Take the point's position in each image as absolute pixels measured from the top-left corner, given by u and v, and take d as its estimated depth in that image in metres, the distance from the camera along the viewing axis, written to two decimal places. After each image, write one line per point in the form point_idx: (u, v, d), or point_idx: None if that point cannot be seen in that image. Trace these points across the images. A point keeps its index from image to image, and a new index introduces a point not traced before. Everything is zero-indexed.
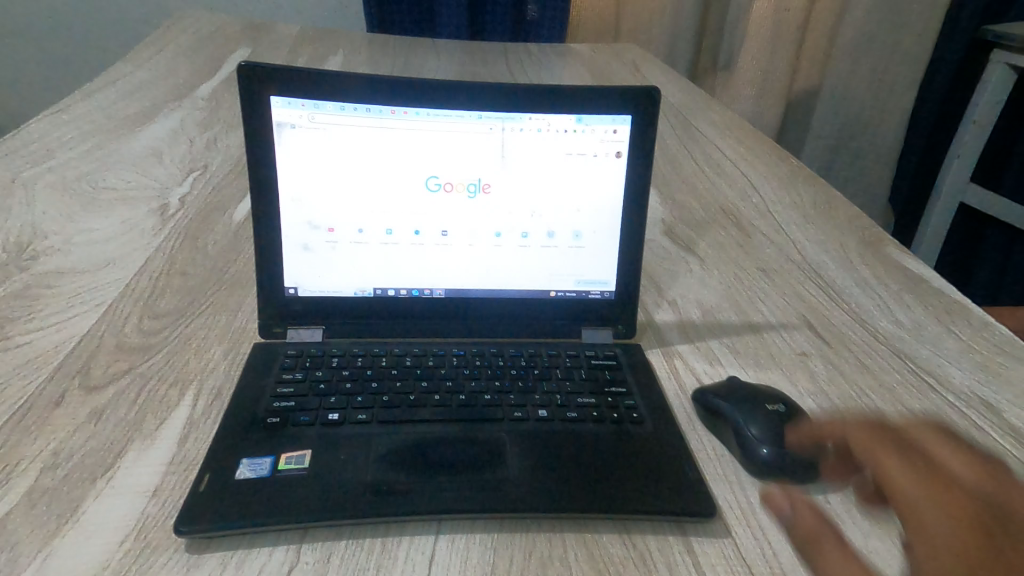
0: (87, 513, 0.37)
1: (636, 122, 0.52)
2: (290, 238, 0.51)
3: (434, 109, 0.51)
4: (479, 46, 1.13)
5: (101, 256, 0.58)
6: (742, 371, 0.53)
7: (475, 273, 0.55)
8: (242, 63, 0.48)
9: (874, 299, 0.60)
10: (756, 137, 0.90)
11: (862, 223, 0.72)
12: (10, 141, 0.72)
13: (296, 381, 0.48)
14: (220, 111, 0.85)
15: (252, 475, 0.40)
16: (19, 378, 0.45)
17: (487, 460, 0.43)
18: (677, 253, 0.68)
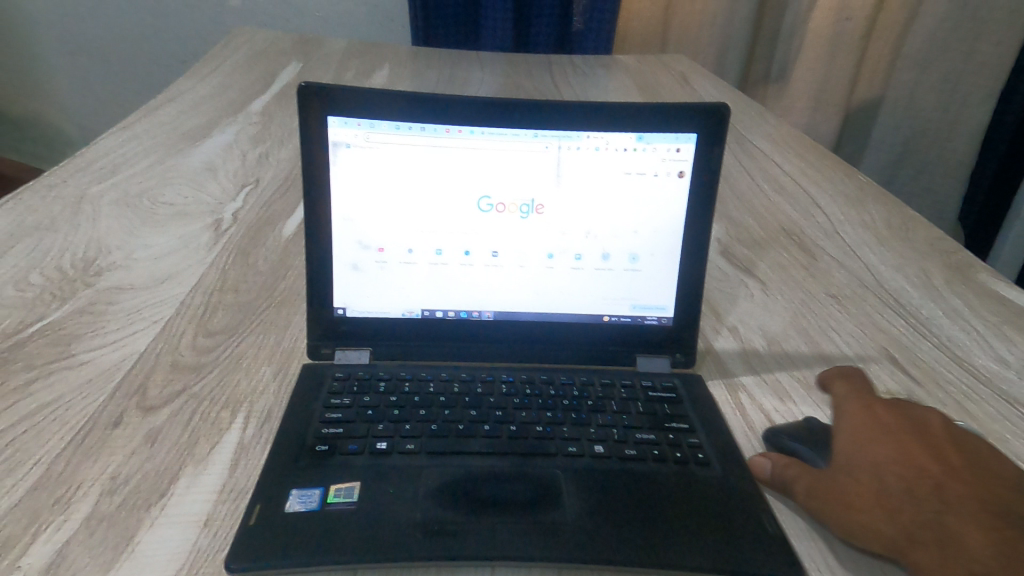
0: (142, 542, 0.37)
1: (702, 141, 0.49)
2: (340, 258, 0.50)
3: (490, 128, 0.49)
4: (525, 58, 1.12)
5: (158, 272, 0.59)
6: (817, 410, 0.49)
7: (526, 296, 0.52)
8: (301, 83, 0.47)
9: (967, 332, 0.55)
10: (818, 150, 0.85)
11: (946, 246, 0.66)
12: (78, 158, 0.74)
13: (344, 407, 0.47)
14: (271, 126, 0.87)
15: (301, 509, 0.39)
16: (80, 397, 0.46)
17: (541, 500, 0.41)
18: (739, 275, 0.64)
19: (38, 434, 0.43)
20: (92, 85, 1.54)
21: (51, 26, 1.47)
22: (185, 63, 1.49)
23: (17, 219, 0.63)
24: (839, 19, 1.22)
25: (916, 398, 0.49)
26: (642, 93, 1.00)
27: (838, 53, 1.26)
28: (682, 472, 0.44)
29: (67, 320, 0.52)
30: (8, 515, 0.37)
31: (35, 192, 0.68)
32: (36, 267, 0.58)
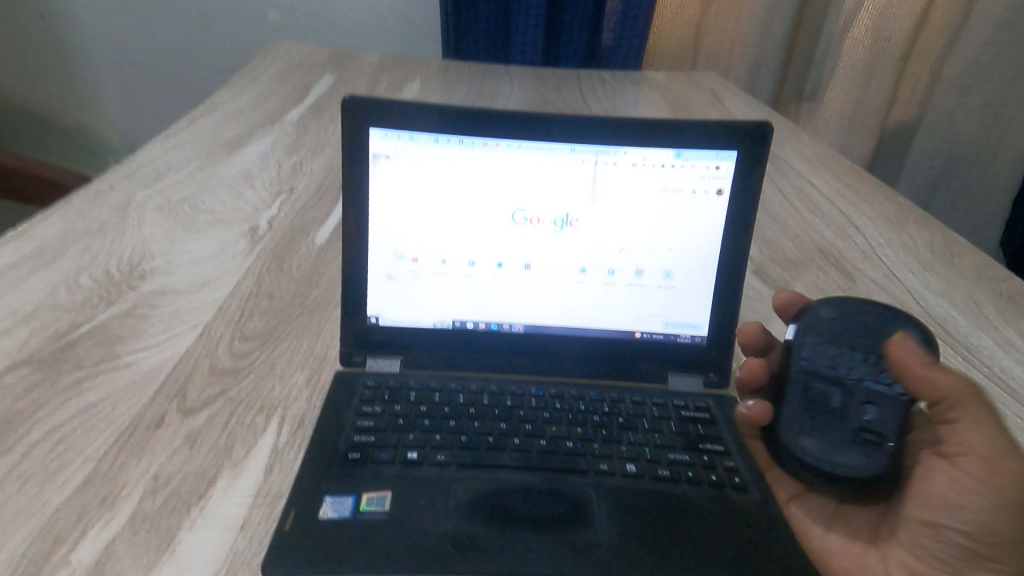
0: (182, 543, 0.37)
1: (743, 159, 0.48)
2: (375, 267, 0.51)
3: (527, 142, 0.50)
4: (554, 73, 1.13)
5: (199, 277, 0.61)
6: None
7: (558, 310, 0.52)
8: (345, 96, 0.48)
9: (1018, 364, 0.53)
10: (854, 170, 0.84)
11: (994, 273, 0.64)
12: (124, 166, 0.77)
13: (375, 415, 0.47)
14: (306, 136, 0.89)
15: (334, 516, 0.39)
16: (125, 397, 0.47)
17: (572, 519, 0.41)
18: (773, 294, 0.63)
19: (85, 433, 0.44)
20: (137, 94, 1.58)
21: (99, 38, 1.51)
22: (223, 74, 1.54)
23: (68, 224, 0.66)
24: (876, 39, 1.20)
25: None
26: (672, 109, 1.00)
27: (874, 72, 1.24)
28: (717, 495, 0.43)
29: (114, 322, 0.54)
30: (58, 511, 0.38)
31: (85, 198, 0.70)
32: (85, 270, 0.60)
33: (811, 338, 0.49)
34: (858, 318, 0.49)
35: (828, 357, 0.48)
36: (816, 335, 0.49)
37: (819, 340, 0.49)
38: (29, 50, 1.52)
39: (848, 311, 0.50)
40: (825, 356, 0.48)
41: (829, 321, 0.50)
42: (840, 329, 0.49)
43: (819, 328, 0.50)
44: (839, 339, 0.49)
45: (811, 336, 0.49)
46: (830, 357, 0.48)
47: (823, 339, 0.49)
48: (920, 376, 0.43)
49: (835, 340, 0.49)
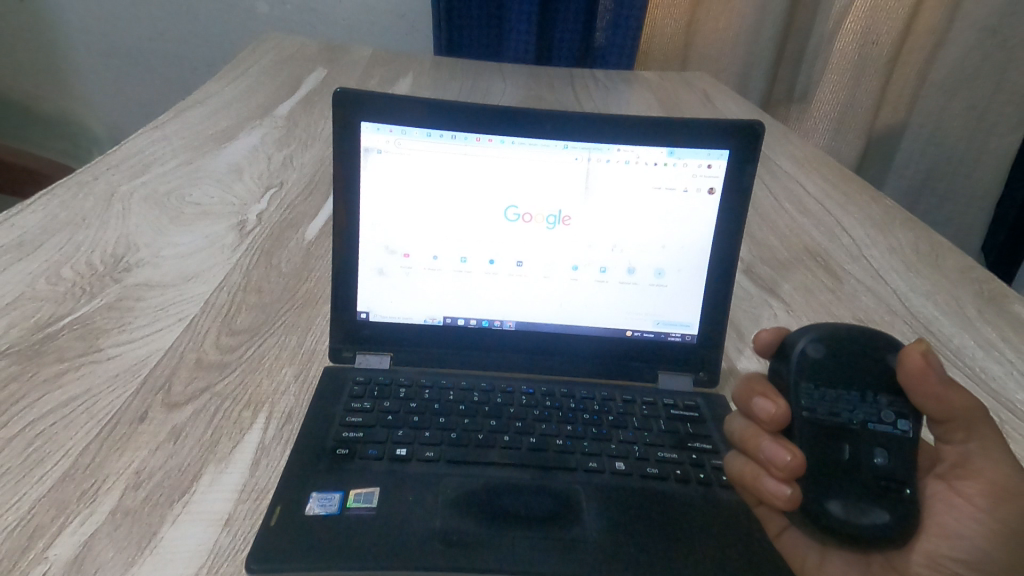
0: (165, 538, 0.37)
1: (734, 158, 0.49)
2: (366, 262, 0.50)
3: (520, 138, 0.49)
4: (547, 71, 1.12)
5: (186, 270, 0.60)
6: None
7: (549, 307, 0.52)
8: (336, 89, 0.48)
9: (1001, 365, 0.54)
10: (843, 173, 0.84)
11: (978, 275, 0.65)
12: (109, 157, 0.76)
13: (364, 411, 0.47)
14: (296, 130, 0.88)
15: (322, 511, 0.39)
16: (108, 391, 0.46)
17: (561, 516, 0.41)
18: (763, 294, 0.63)
19: (66, 427, 0.43)
20: (124, 86, 1.56)
21: (84, 28, 1.48)
22: (212, 66, 1.51)
23: (50, 215, 0.64)
24: (864, 44, 1.22)
25: None
26: (664, 110, 1.00)
27: (862, 77, 1.25)
28: (706, 494, 0.43)
29: (97, 315, 0.53)
30: (37, 506, 0.38)
31: (68, 189, 0.69)
32: (67, 262, 0.58)
33: (801, 385, 0.43)
34: (848, 355, 0.43)
35: (825, 403, 0.43)
36: (805, 382, 0.43)
37: (813, 383, 0.43)
38: (11, 38, 1.49)
39: (836, 346, 0.44)
40: (820, 402, 0.43)
41: (814, 361, 0.43)
42: (828, 371, 0.43)
43: (811, 370, 0.43)
44: (830, 382, 0.43)
45: (804, 380, 0.43)
46: (825, 402, 0.43)
47: (819, 383, 0.43)
48: (937, 399, 0.41)
49: (831, 382, 0.43)
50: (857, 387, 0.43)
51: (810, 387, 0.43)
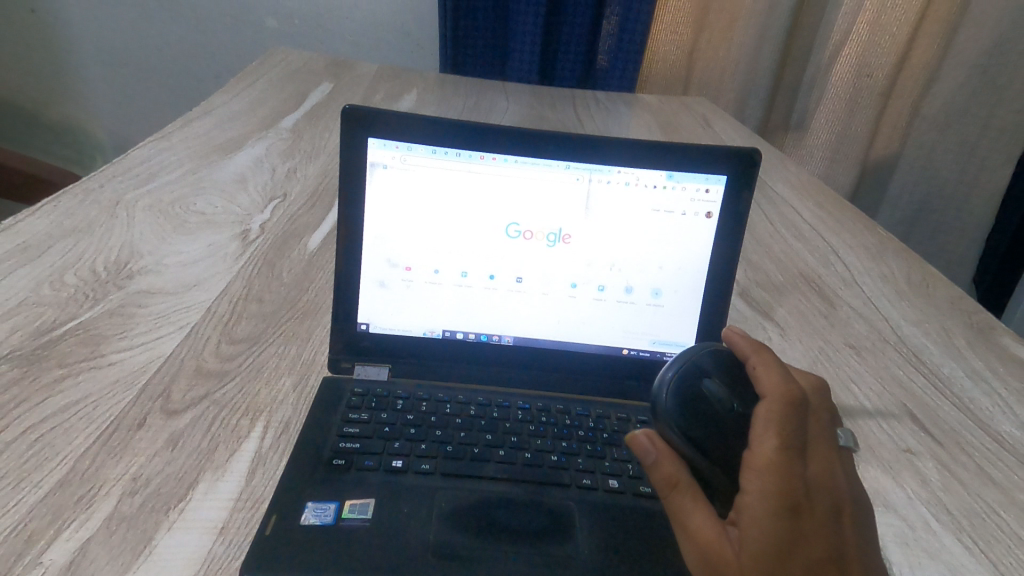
0: (159, 546, 0.37)
1: (732, 184, 0.50)
2: (368, 275, 0.51)
3: (523, 157, 0.51)
4: (550, 91, 1.14)
5: (188, 277, 0.60)
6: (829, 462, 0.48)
7: (547, 324, 0.52)
8: (346, 105, 0.49)
9: (989, 395, 0.54)
10: (836, 201, 0.86)
11: (967, 307, 0.66)
12: (116, 165, 0.77)
13: (362, 422, 0.47)
14: (301, 142, 0.89)
15: (317, 522, 0.39)
16: (108, 396, 0.46)
17: (554, 531, 0.41)
18: (758, 317, 0.64)
19: (65, 432, 0.43)
20: (130, 94, 1.57)
21: (94, 38, 1.50)
22: (220, 77, 1.54)
23: (56, 221, 0.65)
24: (859, 77, 1.25)
25: (936, 458, 0.48)
26: (662, 133, 1.02)
27: (856, 107, 1.28)
28: None
29: (99, 320, 0.53)
30: (33, 510, 0.38)
31: (74, 195, 0.70)
32: (70, 267, 0.59)
33: (676, 402, 0.42)
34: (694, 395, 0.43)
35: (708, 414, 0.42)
36: (681, 399, 0.42)
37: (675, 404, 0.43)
38: (23, 45, 1.51)
39: (723, 362, 0.45)
40: (697, 414, 0.42)
41: (702, 381, 0.44)
42: (716, 390, 0.43)
43: (690, 386, 0.43)
44: (715, 395, 0.43)
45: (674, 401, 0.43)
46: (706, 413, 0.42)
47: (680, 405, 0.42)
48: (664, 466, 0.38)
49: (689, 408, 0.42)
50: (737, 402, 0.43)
51: (681, 399, 0.42)
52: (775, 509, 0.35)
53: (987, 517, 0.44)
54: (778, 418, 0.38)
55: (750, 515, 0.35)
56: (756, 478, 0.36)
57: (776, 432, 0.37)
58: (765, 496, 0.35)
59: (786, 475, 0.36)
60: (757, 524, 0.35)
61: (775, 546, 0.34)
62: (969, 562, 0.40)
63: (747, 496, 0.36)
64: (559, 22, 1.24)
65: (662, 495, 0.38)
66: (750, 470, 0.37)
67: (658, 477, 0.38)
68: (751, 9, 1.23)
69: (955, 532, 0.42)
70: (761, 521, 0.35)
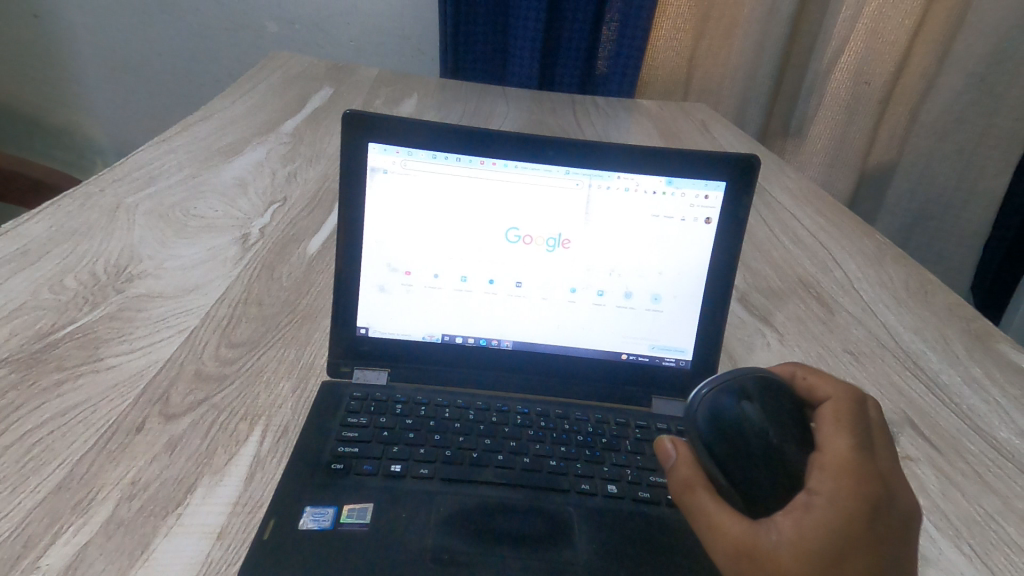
0: (157, 551, 0.37)
1: (731, 190, 0.50)
2: (368, 279, 0.51)
3: (523, 162, 0.51)
4: (550, 96, 1.15)
5: (188, 281, 0.60)
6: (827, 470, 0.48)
7: (547, 328, 0.53)
8: (346, 110, 0.49)
9: (987, 402, 0.54)
10: (835, 208, 0.86)
11: (965, 314, 0.66)
12: (116, 169, 0.77)
13: (360, 426, 0.47)
14: (302, 146, 0.89)
15: (315, 527, 0.39)
16: (107, 400, 0.46)
17: (552, 537, 0.41)
18: (757, 323, 0.64)
19: (63, 435, 0.43)
20: (131, 98, 1.58)
21: (95, 42, 1.51)
22: (221, 81, 1.54)
23: (56, 224, 0.65)
24: (857, 84, 1.26)
25: (935, 465, 0.48)
26: (662, 139, 1.02)
27: (854, 114, 1.28)
28: None
29: (99, 324, 0.53)
30: (31, 514, 0.38)
31: (74, 199, 0.70)
32: (70, 271, 0.59)
33: (705, 420, 0.43)
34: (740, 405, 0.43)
35: (732, 437, 0.41)
36: (709, 417, 0.43)
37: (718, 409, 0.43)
38: (24, 49, 1.51)
39: (778, 381, 0.44)
40: (727, 434, 0.42)
41: (738, 401, 0.43)
42: (752, 412, 0.42)
43: (728, 401, 0.43)
44: (749, 419, 0.42)
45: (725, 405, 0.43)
46: (734, 436, 0.41)
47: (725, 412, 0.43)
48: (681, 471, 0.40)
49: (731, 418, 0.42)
50: (771, 431, 0.41)
51: (709, 419, 0.43)
52: (842, 509, 0.34)
53: (984, 524, 0.44)
54: (852, 422, 0.39)
55: (809, 511, 0.35)
56: (831, 477, 0.36)
57: (852, 434, 0.38)
58: (833, 494, 0.35)
59: (858, 477, 0.36)
60: (819, 520, 0.34)
61: (830, 546, 0.34)
62: (968, 570, 0.40)
63: (812, 493, 0.36)
64: (559, 29, 1.24)
65: (678, 495, 0.40)
66: (821, 468, 0.37)
67: (676, 477, 0.40)
68: (751, 16, 1.24)
69: (953, 540, 0.42)
70: (821, 517, 0.35)
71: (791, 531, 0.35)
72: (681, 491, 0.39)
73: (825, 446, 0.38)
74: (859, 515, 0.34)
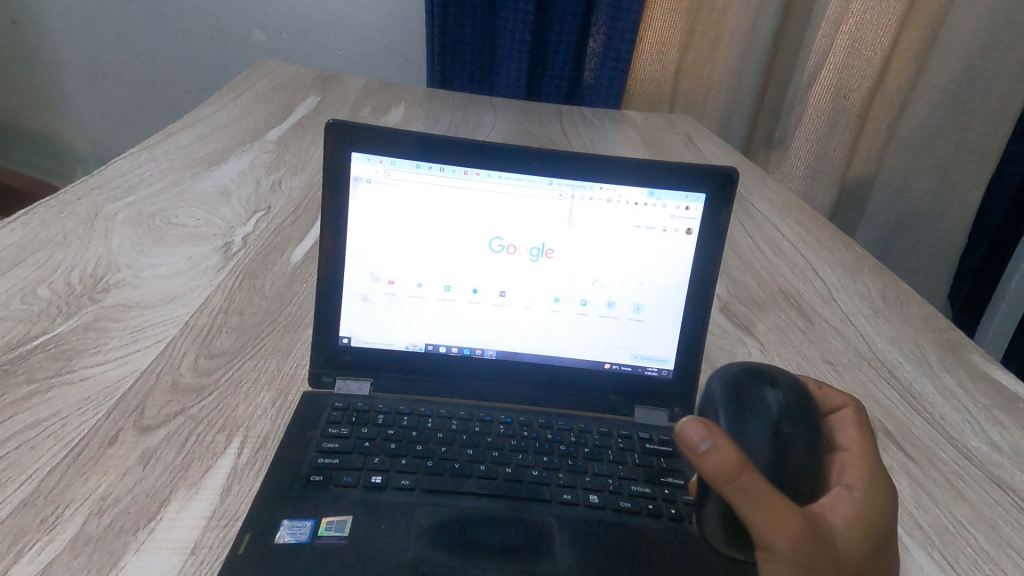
0: (126, 568, 0.36)
1: (710, 202, 0.51)
2: (350, 288, 0.51)
3: (506, 173, 0.51)
4: (536, 106, 1.16)
5: (167, 290, 0.59)
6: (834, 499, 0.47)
7: (531, 338, 0.53)
8: (330, 119, 0.49)
9: (960, 412, 0.55)
10: (816, 219, 0.88)
11: (939, 324, 0.68)
12: (96, 177, 0.76)
13: (341, 437, 0.47)
14: (287, 155, 0.89)
15: (292, 540, 0.39)
16: (80, 412, 0.45)
17: (534, 548, 0.41)
18: (739, 333, 0.64)
19: (32, 450, 0.42)
20: (114, 105, 1.56)
21: (77, 49, 1.49)
22: (205, 88, 1.53)
23: (32, 233, 0.64)
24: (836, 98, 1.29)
25: (910, 474, 0.49)
26: (646, 149, 1.03)
27: (834, 128, 1.31)
28: (676, 529, 0.44)
29: (72, 334, 0.52)
30: None
31: (51, 207, 0.69)
32: (45, 281, 0.58)
33: (724, 402, 0.46)
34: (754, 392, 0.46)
35: (743, 421, 0.44)
36: (729, 400, 0.46)
37: (734, 399, 0.46)
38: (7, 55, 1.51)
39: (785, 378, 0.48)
40: (742, 417, 0.45)
41: (762, 390, 0.46)
42: (772, 398, 0.46)
43: (743, 389, 0.46)
44: (769, 406, 0.45)
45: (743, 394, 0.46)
46: (748, 419, 0.44)
47: (745, 398, 0.46)
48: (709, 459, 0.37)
49: (747, 402, 0.45)
50: (785, 422, 0.44)
51: (732, 400, 0.46)
52: (881, 501, 0.40)
53: (955, 532, 0.44)
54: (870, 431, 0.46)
55: (851, 502, 0.40)
56: (861, 472, 0.42)
57: (864, 439, 0.45)
58: (867, 487, 0.41)
59: (881, 474, 0.42)
60: (864, 511, 0.39)
61: (867, 529, 0.39)
62: None
63: (849, 486, 0.41)
64: (545, 41, 1.26)
65: (722, 479, 0.37)
66: (854, 466, 0.43)
67: (715, 466, 0.37)
68: (734, 31, 1.26)
69: (925, 547, 0.43)
70: (867, 507, 0.40)
71: (842, 517, 0.39)
72: (727, 475, 0.37)
73: (847, 450, 0.44)
74: (892, 509, 0.40)
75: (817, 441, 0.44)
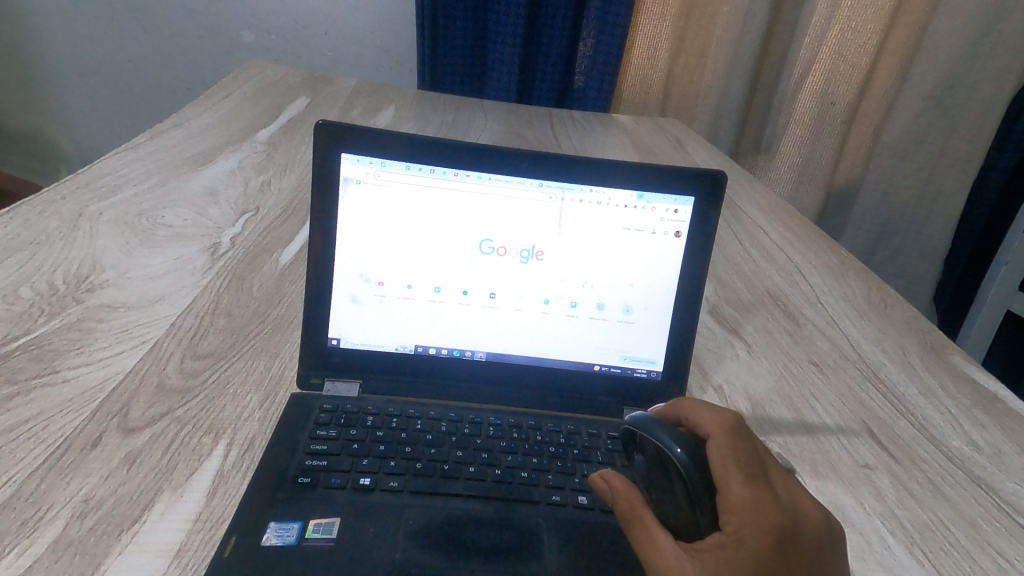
0: (109, 571, 0.35)
1: (699, 206, 0.51)
2: (340, 289, 0.51)
3: (497, 175, 0.51)
4: (526, 109, 1.16)
5: (153, 291, 0.59)
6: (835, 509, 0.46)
7: (521, 340, 0.53)
8: (319, 120, 0.49)
9: (943, 413, 0.56)
10: (803, 223, 0.89)
11: (922, 327, 0.69)
12: (80, 176, 0.75)
13: (330, 439, 0.47)
14: (276, 155, 0.88)
15: (279, 542, 0.39)
16: (61, 414, 0.45)
17: (524, 549, 0.41)
18: (726, 336, 0.65)
19: (11, 452, 0.41)
20: (98, 104, 1.54)
21: (60, 46, 1.47)
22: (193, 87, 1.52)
23: (13, 232, 0.63)
24: (822, 104, 1.30)
25: (893, 475, 0.49)
26: (634, 152, 1.04)
27: (821, 133, 1.33)
28: None
29: (55, 335, 0.52)
30: None
31: (34, 206, 0.68)
32: (27, 280, 0.57)
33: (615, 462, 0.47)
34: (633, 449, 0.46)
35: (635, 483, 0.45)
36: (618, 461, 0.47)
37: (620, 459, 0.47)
38: None
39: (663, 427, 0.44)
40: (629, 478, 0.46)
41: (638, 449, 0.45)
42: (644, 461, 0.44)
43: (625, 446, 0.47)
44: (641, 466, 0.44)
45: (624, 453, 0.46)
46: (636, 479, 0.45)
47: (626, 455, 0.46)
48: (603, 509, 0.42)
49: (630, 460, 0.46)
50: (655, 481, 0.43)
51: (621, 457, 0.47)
52: (754, 544, 0.36)
53: (937, 531, 0.45)
54: (742, 455, 0.40)
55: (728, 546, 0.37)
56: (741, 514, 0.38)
57: (746, 472, 0.39)
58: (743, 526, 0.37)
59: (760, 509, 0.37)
60: (729, 558, 0.36)
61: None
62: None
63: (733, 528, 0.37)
64: (537, 44, 1.26)
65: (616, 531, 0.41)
66: (726, 510, 0.38)
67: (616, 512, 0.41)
68: (722, 35, 1.27)
69: (907, 547, 0.43)
70: (734, 555, 0.36)
71: (708, 569, 0.36)
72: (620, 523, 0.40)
73: (729, 486, 0.39)
74: (768, 548, 0.36)
75: (687, 500, 0.40)
